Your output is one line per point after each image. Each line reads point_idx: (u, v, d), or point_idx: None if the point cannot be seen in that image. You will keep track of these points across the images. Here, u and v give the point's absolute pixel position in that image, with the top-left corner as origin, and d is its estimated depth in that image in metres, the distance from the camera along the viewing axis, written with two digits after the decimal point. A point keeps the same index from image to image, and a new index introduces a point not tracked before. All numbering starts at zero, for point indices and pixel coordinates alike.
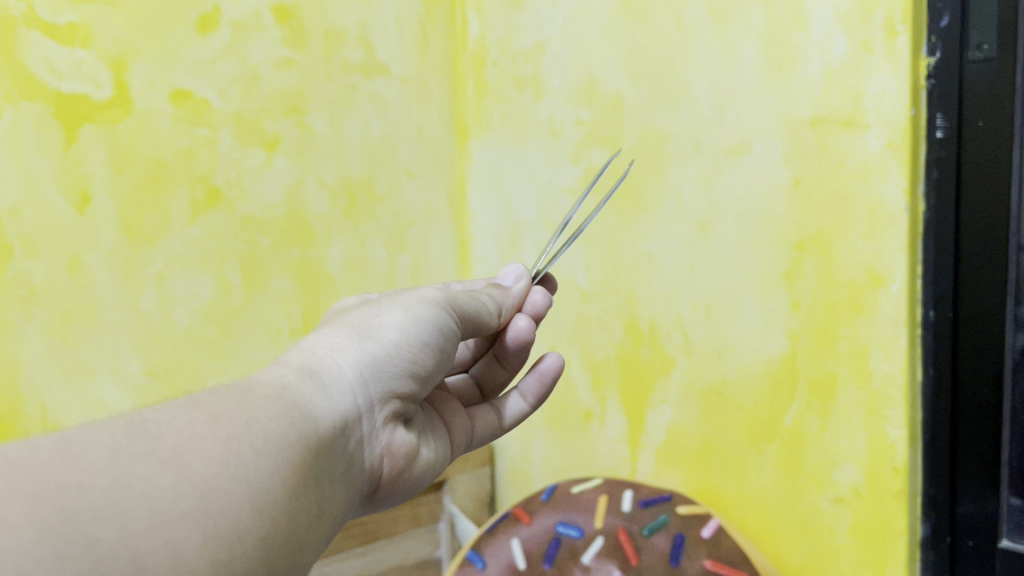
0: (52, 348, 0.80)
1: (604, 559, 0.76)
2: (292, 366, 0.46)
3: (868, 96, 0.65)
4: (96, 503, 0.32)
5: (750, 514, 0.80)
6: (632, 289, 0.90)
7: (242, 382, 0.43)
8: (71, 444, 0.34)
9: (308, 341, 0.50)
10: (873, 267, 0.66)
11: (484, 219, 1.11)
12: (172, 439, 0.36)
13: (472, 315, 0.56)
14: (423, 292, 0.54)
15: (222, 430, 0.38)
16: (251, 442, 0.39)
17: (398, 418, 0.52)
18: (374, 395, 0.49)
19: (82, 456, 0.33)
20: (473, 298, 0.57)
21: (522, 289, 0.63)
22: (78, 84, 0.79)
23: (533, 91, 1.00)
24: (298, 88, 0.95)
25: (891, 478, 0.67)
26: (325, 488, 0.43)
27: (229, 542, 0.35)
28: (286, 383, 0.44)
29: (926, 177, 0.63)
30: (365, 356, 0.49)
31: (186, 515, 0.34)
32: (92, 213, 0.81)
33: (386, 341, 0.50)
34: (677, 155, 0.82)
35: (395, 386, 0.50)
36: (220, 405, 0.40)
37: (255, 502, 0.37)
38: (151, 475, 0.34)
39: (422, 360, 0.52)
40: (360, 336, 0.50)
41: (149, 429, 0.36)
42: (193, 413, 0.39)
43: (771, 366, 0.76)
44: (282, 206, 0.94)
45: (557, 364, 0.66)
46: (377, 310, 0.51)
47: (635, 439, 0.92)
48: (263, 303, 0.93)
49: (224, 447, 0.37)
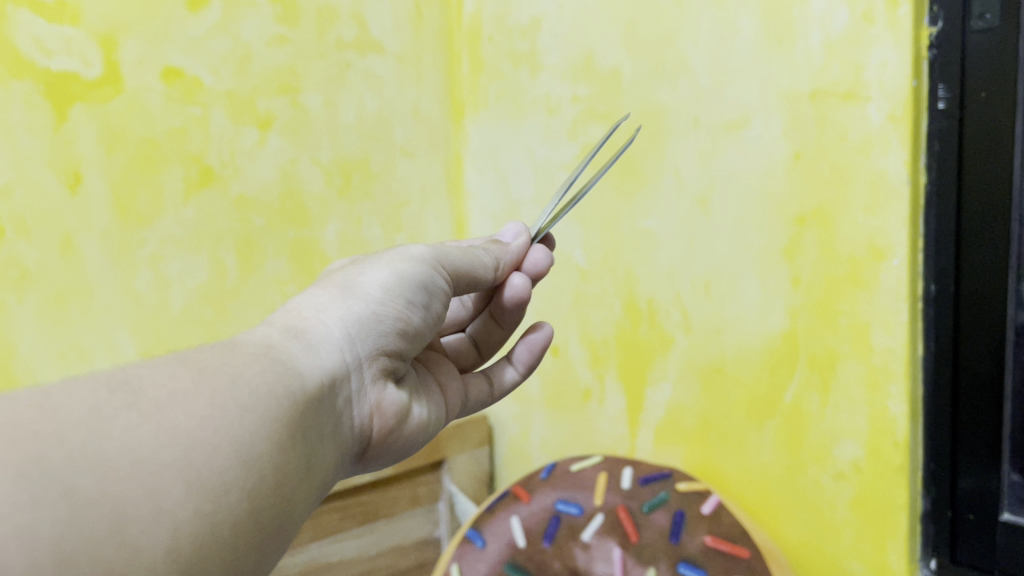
0: (46, 331, 0.79)
1: (604, 537, 0.76)
2: (277, 327, 0.46)
3: (869, 68, 0.64)
4: (75, 452, 0.31)
5: (750, 491, 0.79)
6: (631, 267, 0.89)
7: (226, 342, 0.43)
8: (50, 398, 0.33)
9: (294, 303, 0.49)
10: (874, 241, 0.65)
11: (480, 198, 1.10)
12: (154, 392, 0.36)
13: (464, 267, 0.55)
14: (410, 249, 0.53)
15: (205, 384, 0.38)
16: (234, 395, 0.38)
17: (387, 378, 0.52)
18: (361, 354, 0.48)
19: (61, 409, 0.33)
20: (467, 252, 0.56)
21: (521, 245, 0.60)
22: (67, 62, 0.78)
23: (529, 67, 0.99)
24: (291, 66, 0.94)
25: (892, 452, 0.66)
26: (313, 443, 0.43)
27: (215, 494, 0.35)
28: (270, 343, 0.44)
29: (928, 149, 0.63)
30: (350, 315, 0.48)
31: (168, 464, 0.33)
32: (84, 193, 0.80)
33: (372, 299, 0.49)
34: (676, 130, 0.81)
35: (384, 344, 0.50)
36: (203, 361, 0.40)
37: (240, 453, 0.37)
38: (132, 426, 0.34)
39: (411, 318, 0.51)
40: (345, 296, 0.49)
41: (130, 384, 0.36)
42: (176, 367, 0.38)
43: (771, 342, 0.75)
44: (277, 185, 0.93)
45: (548, 336, 0.65)
46: (361, 269, 0.51)
47: (634, 418, 0.91)
48: (258, 283, 0.92)
49: (208, 400, 0.37)
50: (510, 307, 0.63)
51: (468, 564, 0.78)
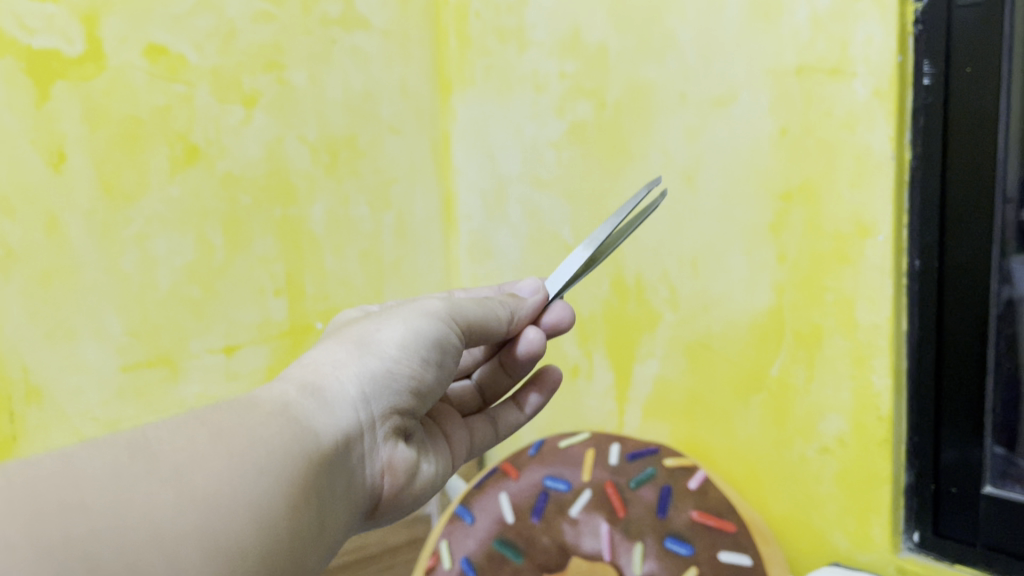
0: (33, 310, 0.78)
1: (592, 512, 0.77)
2: (293, 383, 0.45)
3: (855, 44, 0.63)
4: (98, 520, 0.31)
5: (737, 465, 0.80)
6: (618, 244, 0.89)
7: (244, 398, 0.43)
8: (77, 461, 0.33)
9: (309, 358, 0.49)
10: (860, 217, 0.65)
11: (469, 175, 1.09)
12: (178, 454, 0.36)
13: (478, 322, 0.54)
14: (425, 305, 0.53)
15: (227, 445, 0.38)
16: (254, 458, 0.38)
17: (398, 435, 0.51)
18: (373, 411, 0.48)
19: (84, 472, 0.33)
20: (481, 308, 0.55)
21: (537, 301, 0.58)
22: (48, 39, 0.77)
23: (516, 43, 0.99)
24: (275, 43, 0.93)
25: (876, 426, 0.67)
26: (326, 505, 0.42)
27: (229, 560, 0.35)
28: (287, 399, 0.43)
29: (913, 124, 0.63)
30: (366, 372, 0.48)
31: (188, 533, 0.33)
32: (67, 171, 0.79)
33: (387, 356, 0.49)
34: (663, 107, 0.81)
35: (397, 401, 0.50)
36: (223, 419, 0.40)
37: (257, 518, 0.37)
38: (155, 492, 0.34)
39: (424, 375, 0.51)
40: (360, 352, 0.49)
41: (152, 444, 0.36)
42: (196, 426, 0.38)
43: (758, 318, 0.75)
44: (263, 163, 0.92)
45: (556, 382, 0.67)
46: (378, 324, 0.51)
47: (622, 394, 0.92)
48: (245, 262, 0.92)
49: (228, 462, 0.37)
50: (521, 363, 0.62)
51: (457, 541, 0.79)
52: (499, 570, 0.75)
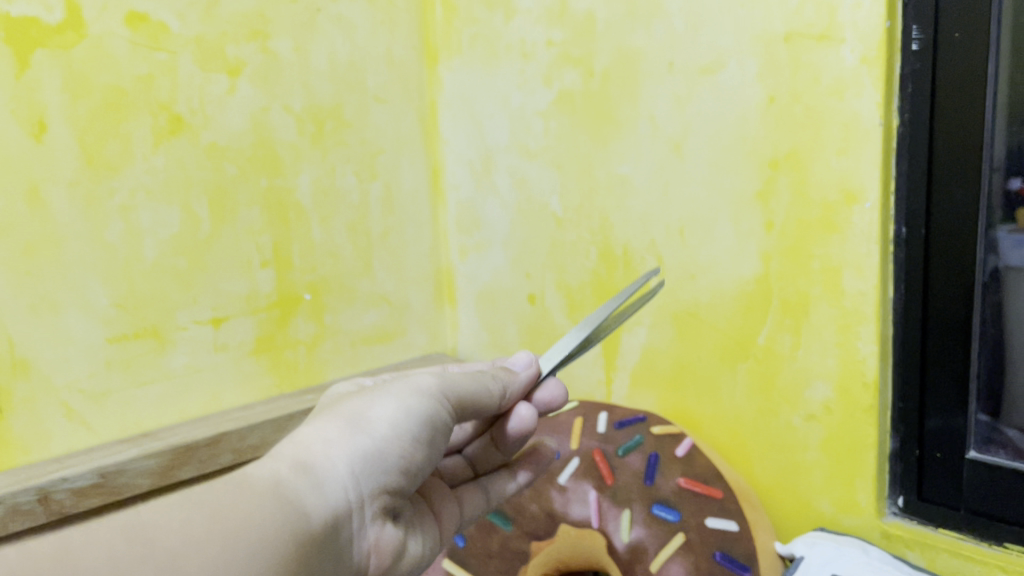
0: (15, 282, 0.76)
1: (580, 479, 0.78)
2: (283, 462, 0.41)
3: (843, 10, 0.64)
4: None
5: (723, 433, 0.81)
6: (606, 214, 0.89)
7: (231, 476, 0.38)
8: (63, 554, 0.29)
9: (296, 434, 0.44)
10: (846, 184, 0.66)
11: (456, 145, 1.09)
12: (169, 543, 0.32)
13: (469, 398, 0.50)
14: (418, 380, 0.48)
15: (219, 532, 0.34)
16: (248, 546, 0.34)
17: (386, 515, 0.47)
18: (365, 492, 0.43)
19: (78, 567, 0.29)
20: (476, 380, 0.51)
21: (530, 375, 0.54)
22: (27, 7, 0.76)
23: (503, 11, 0.98)
24: (259, 11, 0.92)
25: (862, 393, 0.68)
26: None
27: None
28: (277, 479, 0.39)
29: (901, 91, 0.63)
30: (359, 451, 0.44)
31: None
32: (49, 141, 0.77)
33: (380, 434, 0.45)
34: (651, 75, 0.81)
35: (390, 482, 0.45)
36: (214, 500, 0.36)
37: None
38: None
39: (417, 454, 0.47)
40: (353, 429, 0.45)
41: (147, 529, 0.32)
42: (189, 508, 0.34)
43: (745, 286, 0.76)
44: (248, 133, 0.92)
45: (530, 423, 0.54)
46: (370, 399, 0.46)
47: (610, 364, 0.92)
48: (232, 233, 0.91)
49: (220, 556, 0.33)
50: (513, 443, 0.57)
51: None
52: (488, 539, 0.79)
